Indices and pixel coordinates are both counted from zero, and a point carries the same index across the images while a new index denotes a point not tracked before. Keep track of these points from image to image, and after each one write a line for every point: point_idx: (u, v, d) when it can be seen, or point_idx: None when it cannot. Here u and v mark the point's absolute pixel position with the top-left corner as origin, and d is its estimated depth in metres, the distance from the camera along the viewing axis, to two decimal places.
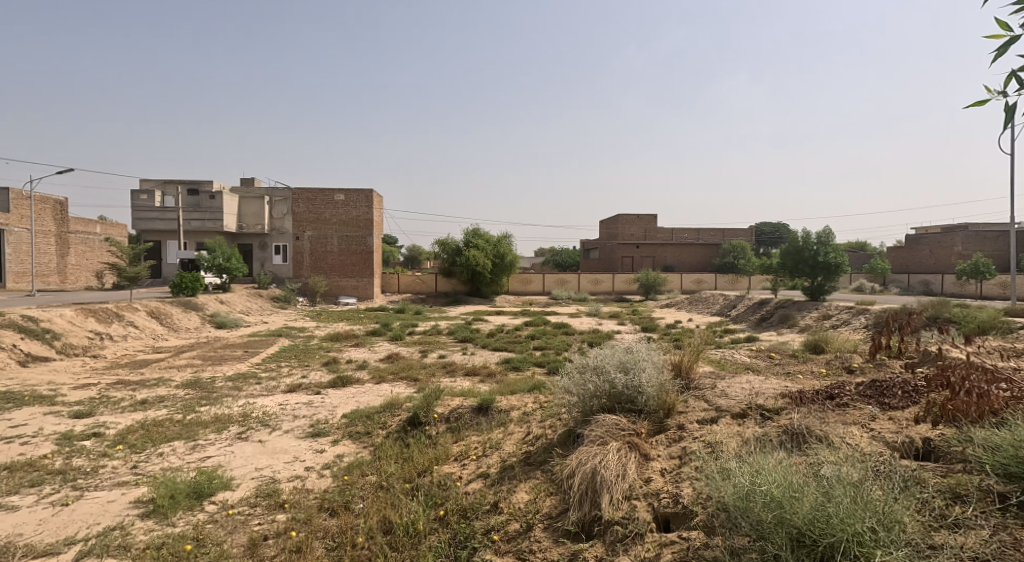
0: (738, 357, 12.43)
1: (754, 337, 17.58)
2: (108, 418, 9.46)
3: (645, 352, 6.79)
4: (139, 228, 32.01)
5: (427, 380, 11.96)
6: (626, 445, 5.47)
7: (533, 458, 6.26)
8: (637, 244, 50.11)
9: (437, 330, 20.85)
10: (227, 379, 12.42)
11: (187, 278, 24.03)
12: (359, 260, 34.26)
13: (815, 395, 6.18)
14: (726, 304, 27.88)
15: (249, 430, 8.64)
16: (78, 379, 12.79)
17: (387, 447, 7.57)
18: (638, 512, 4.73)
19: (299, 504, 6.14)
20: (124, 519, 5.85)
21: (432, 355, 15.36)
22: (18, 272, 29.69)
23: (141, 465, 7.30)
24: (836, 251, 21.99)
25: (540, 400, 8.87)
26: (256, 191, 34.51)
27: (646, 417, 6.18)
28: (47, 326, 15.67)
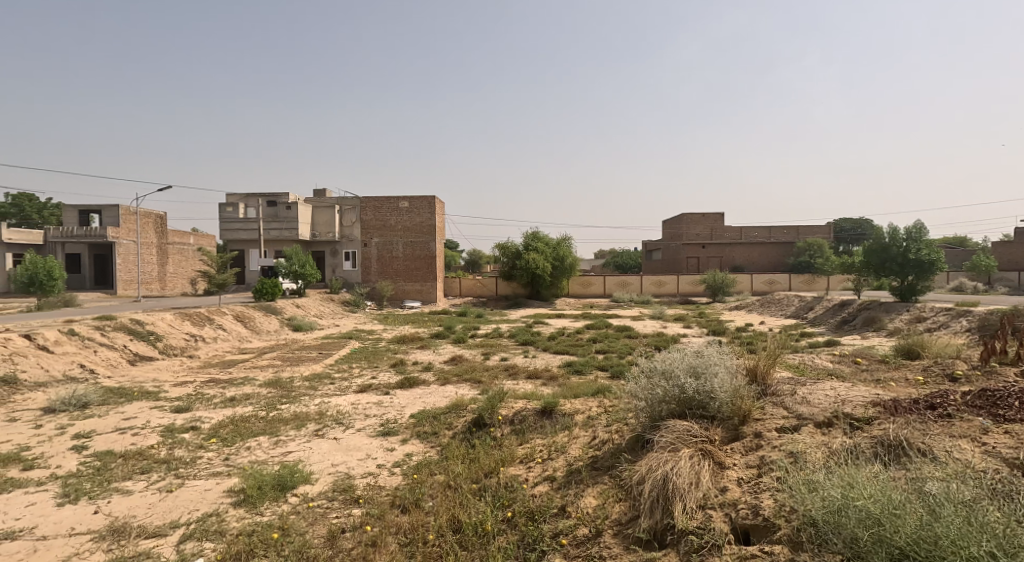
0: (820, 362, 11.75)
1: (838, 341, 16.51)
2: (204, 413, 10.15)
3: (718, 356, 6.48)
4: (225, 238, 34.31)
5: (491, 382, 12.01)
6: (699, 452, 5.26)
7: (601, 463, 6.15)
8: (703, 244, 48.80)
9: (498, 333, 20.93)
10: (304, 379, 13.02)
11: (268, 284, 25.72)
12: (424, 265, 34.92)
13: (912, 405, 5.71)
14: (803, 305, 26.43)
15: (325, 428, 9.01)
16: (177, 376, 13.83)
17: (454, 448, 7.66)
18: (714, 523, 4.54)
19: (373, 500, 6.32)
20: (219, 507, 6.23)
21: (495, 358, 15.42)
22: (126, 280, 32.53)
23: (232, 457, 7.76)
24: (929, 247, 20.33)
25: (605, 404, 8.72)
26: (328, 200, 36.19)
27: (720, 425, 5.94)
28: (151, 328, 17.08)
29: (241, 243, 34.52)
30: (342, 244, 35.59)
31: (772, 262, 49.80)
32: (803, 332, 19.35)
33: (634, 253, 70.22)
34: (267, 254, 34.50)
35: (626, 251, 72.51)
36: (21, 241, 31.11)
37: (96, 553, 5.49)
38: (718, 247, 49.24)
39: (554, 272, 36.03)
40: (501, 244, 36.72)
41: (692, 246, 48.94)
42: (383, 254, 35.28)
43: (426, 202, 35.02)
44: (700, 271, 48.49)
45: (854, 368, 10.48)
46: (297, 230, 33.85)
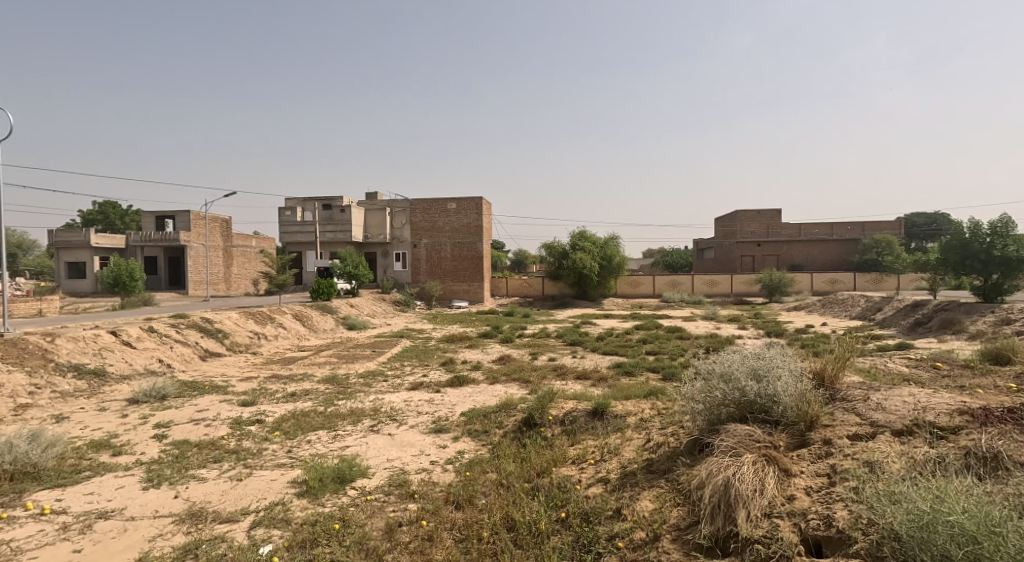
0: (894, 367, 11.04)
1: (911, 344, 15.51)
2: (268, 406, 10.61)
3: (781, 358, 6.19)
4: (284, 241, 35.91)
5: (540, 382, 11.97)
6: (763, 458, 5.05)
7: (657, 466, 6.01)
8: (759, 242, 47.26)
9: (547, 333, 20.85)
10: (359, 376, 13.39)
11: (323, 284, 26.74)
12: (471, 265, 35.21)
13: (1003, 413, 5.28)
14: (869, 306, 25.01)
15: (380, 424, 9.22)
16: (242, 372, 14.54)
17: (505, 446, 7.67)
18: (782, 532, 4.34)
19: (428, 495, 6.41)
20: (285, 496, 6.49)
21: (543, 358, 15.37)
22: (197, 281, 34.45)
23: (295, 449, 8.06)
24: (1015, 242, 18.77)
25: (658, 406, 8.52)
26: (379, 203, 37.15)
27: (784, 429, 5.67)
28: (219, 326, 18.03)
29: (299, 246, 36.01)
30: (392, 245, 36.40)
31: (835, 261, 47.51)
32: (871, 334, 18.29)
33: (684, 252, 68.60)
34: (323, 256, 35.71)
35: (679, 251, 70.85)
36: (106, 245, 33.54)
37: (177, 534, 5.80)
38: (776, 245, 47.62)
39: (601, 273, 35.59)
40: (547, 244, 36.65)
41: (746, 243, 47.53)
42: (431, 254, 35.85)
43: (473, 204, 35.34)
44: (754, 270, 47.28)
45: (931, 374, 9.79)
46: (350, 232, 34.95)
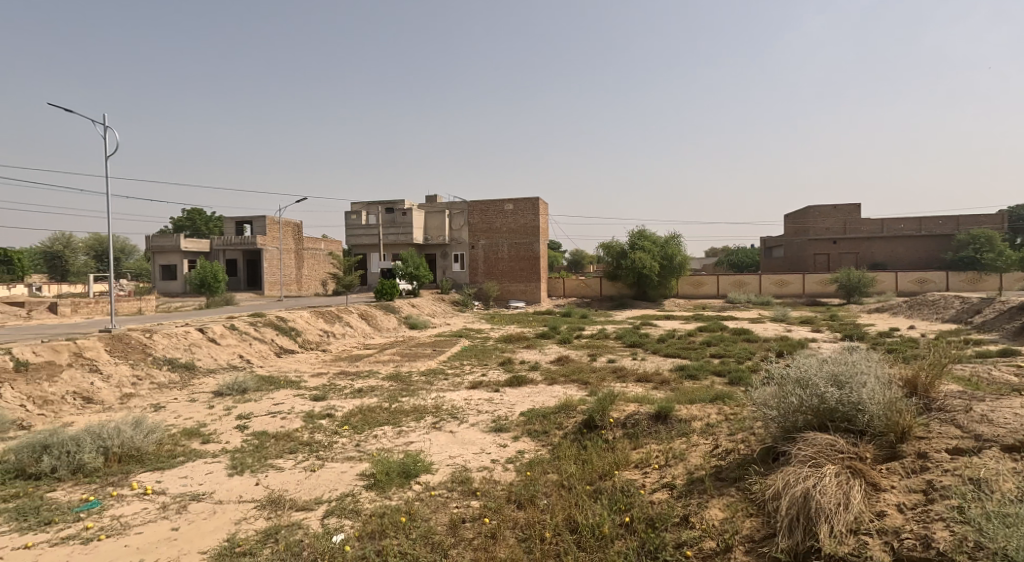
0: (998, 375, 10.10)
1: (1016, 350, 14.17)
2: (337, 401, 11.09)
3: (866, 363, 5.82)
4: (351, 243, 37.52)
5: (599, 383, 11.85)
6: (847, 470, 4.80)
7: (726, 474, 5.83)
8: (834, 240, 45.18)
9: (606, 334, 20.59)
10: (421, 374, 13.74)
11: (387, 285, 27.65)
12: (528, 265, 35.15)
13: None
14: (966, 309, 23.04)
15: (441, 421, 9.42)
16: (313, 367, 15.28)
17: (566, 448, 7.65)
18: (871, 550, 4.12)
19: (489, 493, 6.49)
20: (354, 488, 6.77)
21: (602, 359, 15.20)
22: (273, 281, 36.44)
23: (362, 443, 8.40)
24: None
25: (726, 412, 8.24)
26: (439, 205, 37.92)
27: (871, 440, 5.34)
28: (292, 325, 19.03)
29: (364, 247, 37.47)
30: (452, 246, 37.05)
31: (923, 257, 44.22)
32: (966, 339, 16.84)
33: (751, 251, 65.84)
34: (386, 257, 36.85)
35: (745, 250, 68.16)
36: (195, 249, 36.06)
37: (259, 519, 6.17)
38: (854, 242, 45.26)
39: (661, 273, 34.75)
40: (605, 243, 36.21)
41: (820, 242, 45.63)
42: (489, 255, 36.15)
43: (530, 205, 35.22)
44: (829, 268, 45.00)
45: None
46: (411, 234, 35.99)
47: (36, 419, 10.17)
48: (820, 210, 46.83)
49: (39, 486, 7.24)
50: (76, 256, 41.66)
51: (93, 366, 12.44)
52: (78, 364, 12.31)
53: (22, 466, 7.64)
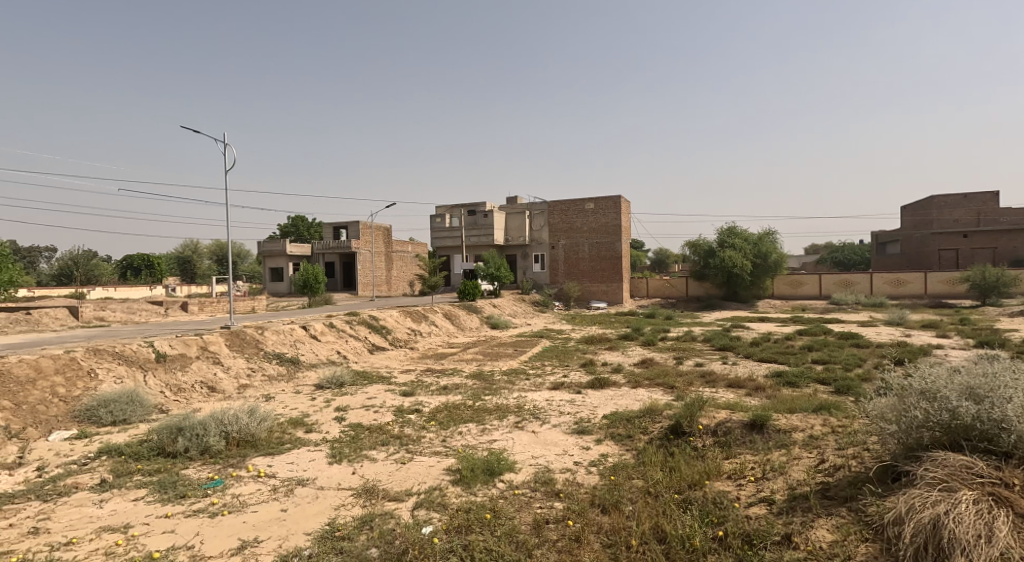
0: None
1: None
2: (425, 398, 11.85)
3: (1012, 376, 5.33)
4: (436, 245, 39.20)
5: (686, 388, 11.80)
6: (988, 498, 4.63)
7: (835, 492, 5.86)
8: (965, 232, 40.38)
9: (693, 336, 20.20)
10: (503, 373, 14.31)
11: (469, 285, 28.63)
12: (609, 265, 35.01)
13: None
14: None
15: (524, 421, 9.87)
16: (403, 364, 16.28)
17: (651, 453, 7.80)
18: None
19: (573, 495, 6.79)
20: (441, 482, 7.32)
21: (688, 363, 15.06)
22: (364, 283, 38.72)
23: (448, 439, 9.01)
24: None
25: (832, 424, 8.05)
26: (520, 207, 38.62)
27: (1019, 464, 4.98)
28: (383, 323, 20.31)
29: (447, 249, 38.95)
30: (532, 247, 37.67)
31: None
32: None
33: (857, 247, 61.52)
34: (469, 258, 38.12)
35: (850, 245, 63.51)
36: (298, 253, 39.02)
37: (355, 506, 6.81)
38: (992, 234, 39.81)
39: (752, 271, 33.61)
40: (690, 242, 36.00)
41: (948, 237, 41.34)
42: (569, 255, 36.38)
43: (611, 202, 34.98)
44: (957, 268, 40.51)
45: None
46: (492, 236, 36.97)
47: (172, 403, 11.66)
48: (946, 199, 44.25)
49: (176, 463, 8.39)
50: (202, 260, 46.56)
51: (216, 358, 13.97)
52: (205, 356, 13.88)
53: (163, 444, 8.87)
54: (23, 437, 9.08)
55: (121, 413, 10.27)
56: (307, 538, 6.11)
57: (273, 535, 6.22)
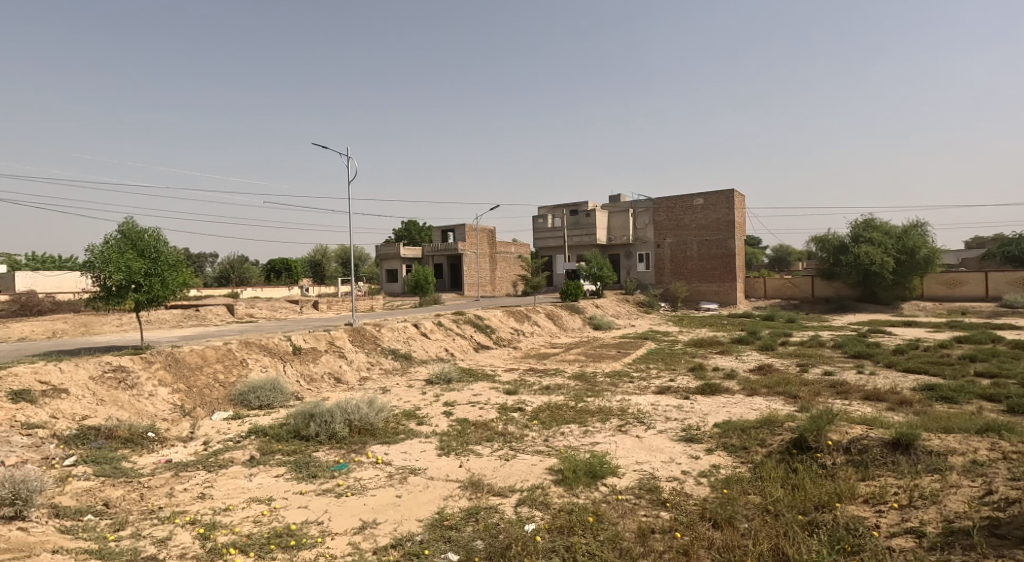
0: None
1: None
2: (528, 397, 12.33)
3: None
4: (538, 245, 39.98)
5: (812, 399, 11.26)
6: None
7: (1004, 531, 5.50)
8: None
9: (821, 342, 18.99)
10: (606, 375, 14.45)
11: (571, 285, 28.91)
12: (720, 264, 33.58)
13: None
14: None
15: (628, 425, 10.04)
16: (507, 363, 16.94)
17: (770, 468, 7.66)
18: None
19: (680, 506, 6.86)
20: (543, 481, 7.71)
21: (815, 372, 14.28)
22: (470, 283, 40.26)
23: (551, 439, 9.41)
24: None
25: (1002, 450, 7.37)
26: (623, 205, 38.39)
27: None
28: (488, 323, 21.18)
29: (549, 249, 39.55)
30: (636, 246, 37.26)
31: None
32: None
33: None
34: (570, 257, 38.46)
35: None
36: (411, 255, 41.36)
37: (462, 498, 7.37)
38: None
39: (895, 269, 30.64)
40: (818, 237, 33.88)
41: None
42: (677, 254, 35.41)
43: (723, 197, 33.47)
44: None
45: None
46: (595, 235, 37.05)
47: (305, 391, 13.04)
48: None
49: (309, 445, 9.48)
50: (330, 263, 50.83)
51: (341, 352, 15.38)
52: (331, 350, 15.33)
53: (298, 429, 10.03)
54: (193, 415, 10.69)
55: (266, 398, 11.67)
56: (418, 524, 6.70)
57: (389, 518, 6.89)
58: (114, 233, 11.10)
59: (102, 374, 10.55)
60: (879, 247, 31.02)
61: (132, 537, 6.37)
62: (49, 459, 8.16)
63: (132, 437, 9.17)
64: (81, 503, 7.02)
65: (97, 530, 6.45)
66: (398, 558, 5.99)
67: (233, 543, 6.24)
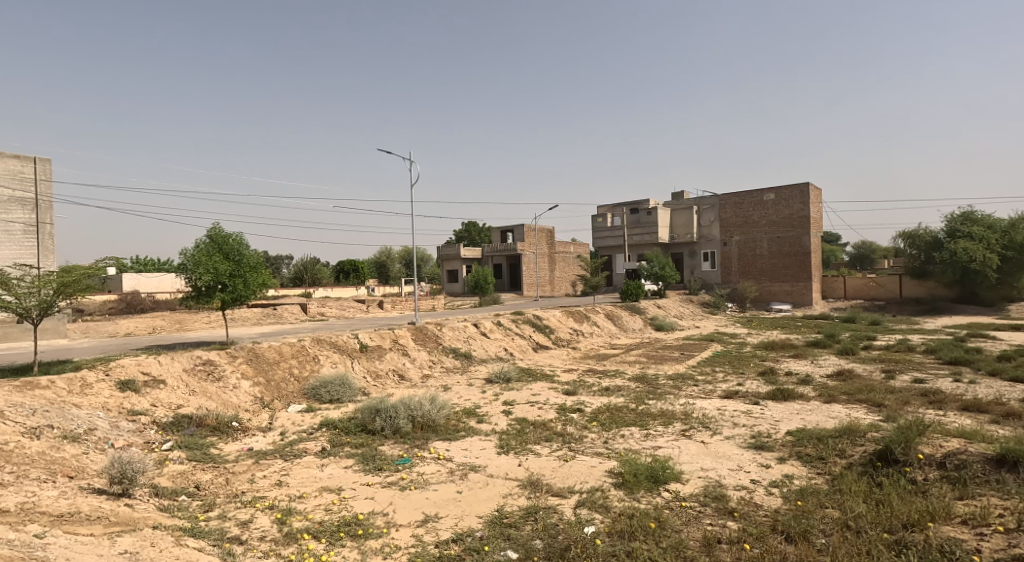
0: None
1: None
2: (587, 398, 12.43)
3: None
4: (598, 245, 39.81)
5: (899, 408, 10.75)
6: None
7: None
8: None
9: (911, 347, 17.91)
10: (668, 378, 14.30)
11: (632, 286, 28.64)
12: (793, 263, 32.29)
13: None
14: None
15: (692, 429, 9.97)
16: (567, 363, 17.05)
17: (851, 481, 7.41)
18: None
19: (749, 517, 6.77)
20: (603, 484, 7.81)
21: (902, 379, 13.58)
22: (529, 284, 40.54)
23: (610, 441, 9.48)
24: None
25: None
26: (687, 202, 37.64)
27: None
28: (547, 323, 21.34)
29: (609, 249, 39.32)
30: (701, 244, 36.48)
31: None
32: None
33: None
34: (631, 257, 38.12)
35: None
36: (471, 256, 42.08)
37: (521, 497, 7.58)
38: None
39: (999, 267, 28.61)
40: (907, 233, 32.07)
41: None
42: (746, 251, 34.33)
43: (798, 192, 32.18)
44: None
45: None
46: (657, 234, 36.52)
47: (371, 387, 13.62)
48: None
49: (375, 438, 9.96)
50: (394, 264, 52.35)
51: (404, 350, 15.96)
52: (396, 347, 15.94)
53: (365, 423, 10.55)
54: (272, 407, 11.41)
55: (336, 393, 12.28)
56: (478, 521, 6.95)
57: (449, 513, 7.18)
58: (204, 237, 12.02)
59: (193, 367, 11.46)
60: (980, 242, 29.13)
61: (219, 517, 6.93)
62: (151, 443, 9.00)
63: (219, 425, 9.93)
64: (176, 485, 7.71)
65: (190, 510, 7.06)
66: (459, 552, 6.23)
67: (306, 528, 6.69)
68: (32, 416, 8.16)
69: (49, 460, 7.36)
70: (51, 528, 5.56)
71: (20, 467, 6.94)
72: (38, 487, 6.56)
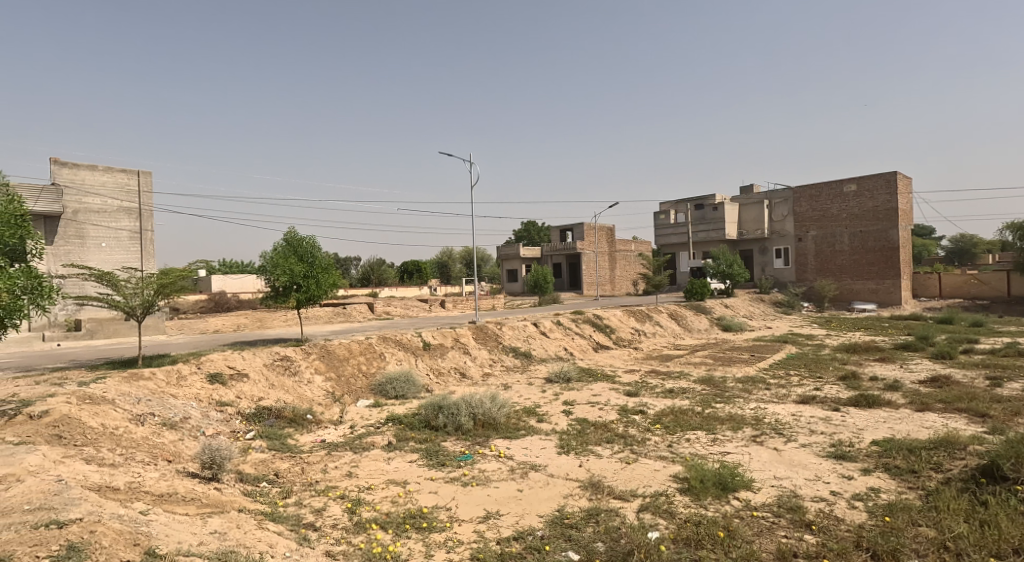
0: None
1: None
2: (650, 399, 12.33)
3: None
4: (660, 242, 39.17)
5: (1006, 420, 10.05)
6: None
7: None
8: None
9: (1018, 352, 16.61)
10: (736, 380, 13.96)
11: (696, 285, 28.02)
12: (878, 258, 30.63)
13: None
14: None
15: (763, 435, 9.73)
16: (628, 363, 16.93)
17: (948, 499, 7.03)
18: None
19: (829, 531, 6.57)
20: (668, 489, 7.79)
21: (1006, 387, 12.68)
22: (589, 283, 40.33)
23: (674, 445, 9.41)
24: None
25: None
26: (757, 197, 36.42)
27: None
28: (607, 323, 21.23)
29: (673, 247, 38.63)
30: (773, 240, 35.24)
31: None
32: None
33: None
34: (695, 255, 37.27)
35: None
36: (530, 255, 42.27)
37: (583, 498, 7.67)
38: None
39: None
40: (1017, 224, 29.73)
41: None
42: (824, 247, 32.82)
43: (883, 181, 30.51)
44: None
45: None
46: (723, 230, 35.54)
47: (435, 385, 14.04)
48: None
49: (438, 434, 10.29)
50: (455, 264, 53.25)
51: (466, 348, 16.32)
52: (457, 346, 16.32)
53: (428, 419, 10.91)
54: (342, 401, 11.98)
55: (402, 389, 12.74)
56: (540, 520, 7.10)
57: (512, 511, 7.37)
58: (281, 240, 12.75)
59: (273, 362, 12.19)
60: None
61: (295, 505, 7.39)
62: (236, 432, 9.68)
63: (296, 418, 10.54)
64: (258, 472, 8.28)
65: (270, 496, 7.56)
66: (521, 551, 6.39)
67: (375, 519, 7.05)
68: (137, 404, 8.97)
69: (151, 444, 8.08)
70: (155, 507, 6.14)
71: (127, 450, 7.66)
72: (143, 469, 7.24)
